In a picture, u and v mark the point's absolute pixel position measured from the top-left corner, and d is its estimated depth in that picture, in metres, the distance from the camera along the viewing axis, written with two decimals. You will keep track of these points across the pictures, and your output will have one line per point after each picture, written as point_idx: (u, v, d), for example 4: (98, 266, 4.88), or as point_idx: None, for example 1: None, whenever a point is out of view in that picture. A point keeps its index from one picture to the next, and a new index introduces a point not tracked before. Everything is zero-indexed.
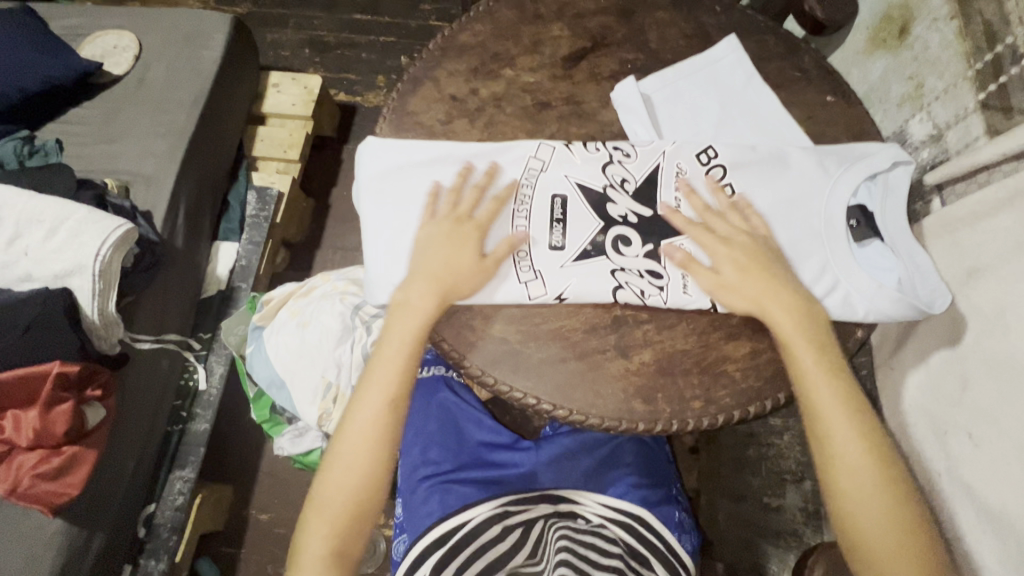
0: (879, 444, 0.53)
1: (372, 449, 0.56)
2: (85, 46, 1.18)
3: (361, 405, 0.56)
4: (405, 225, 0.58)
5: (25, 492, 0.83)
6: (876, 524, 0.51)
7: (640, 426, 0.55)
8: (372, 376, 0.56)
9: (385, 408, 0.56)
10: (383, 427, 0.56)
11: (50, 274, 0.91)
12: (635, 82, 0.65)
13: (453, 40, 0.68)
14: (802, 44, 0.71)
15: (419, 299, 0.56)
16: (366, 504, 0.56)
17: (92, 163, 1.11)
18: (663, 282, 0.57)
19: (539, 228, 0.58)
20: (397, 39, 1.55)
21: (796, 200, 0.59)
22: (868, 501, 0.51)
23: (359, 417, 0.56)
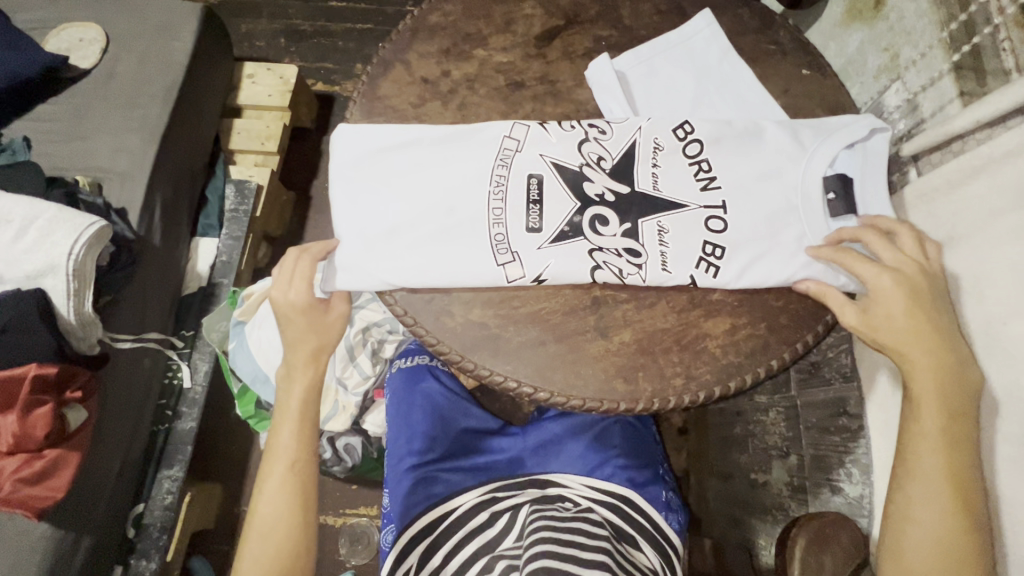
0: (956, 455, 0.52)
1: (289, 506, 0.61)
2: (50, 39, 1.14)
3: (271, 472, 0.62)
4: (377, 210, 0.57)
5: (8, 498, 0.82)
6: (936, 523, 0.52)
7: (621, 406, 0.55)
8: (277, 444, 0.62)
9: (286, 469, 0.62)
10: (295, 485, 0.62)
11: (22, 275, 0.89)
12: (610, 61, 0.64)
13: (423, 21, 0.66)
14: (778, 18, 0.70)
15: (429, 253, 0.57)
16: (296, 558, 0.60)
17: (61, 160, 1.08)
18: (643, 261, 0.57)
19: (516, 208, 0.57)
20: (373, 26, 1.52)
21: (774, 172, 0.59)
22: (930, 499, 0.52)
23: (269, 483, 0.62)
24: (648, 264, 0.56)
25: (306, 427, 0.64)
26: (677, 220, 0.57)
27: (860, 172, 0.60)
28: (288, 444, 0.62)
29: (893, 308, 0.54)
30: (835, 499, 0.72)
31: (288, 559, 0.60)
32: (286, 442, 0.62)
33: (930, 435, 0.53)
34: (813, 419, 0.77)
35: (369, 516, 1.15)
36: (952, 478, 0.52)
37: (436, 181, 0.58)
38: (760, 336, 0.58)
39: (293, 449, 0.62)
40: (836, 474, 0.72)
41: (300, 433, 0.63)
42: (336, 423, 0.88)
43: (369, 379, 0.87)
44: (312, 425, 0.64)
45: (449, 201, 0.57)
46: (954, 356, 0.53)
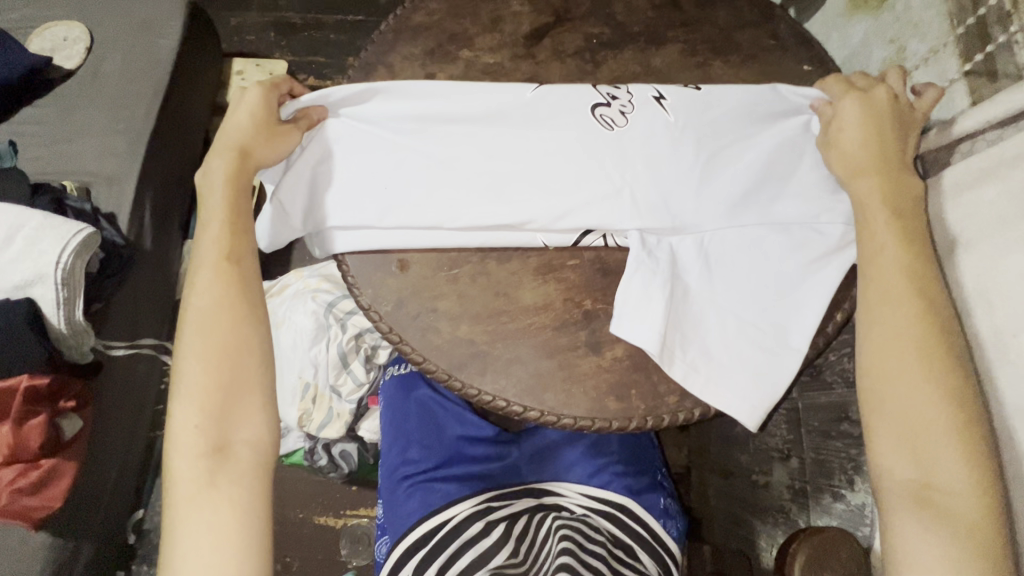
0: (933, 336, 0.50)
1: (222, 363, 0.51)
2: (33, 39, 1.11)
3: (194, 325, 0.52)
4: (366, 215, 0.57)
5: (4, 509, 0.80)
6: (921, 412, 0.49)
7: (614, 425, 0.54)
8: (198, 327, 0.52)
9: (221, 342, 0.52)
10: (227, 339, 0.52)
11: (10, 284, 0.87)
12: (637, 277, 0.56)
13: (407, 21, 0.64)
14: (778, 10, 0.67)
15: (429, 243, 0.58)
16: (229, 425, 0.51)
17: (48, 165, 1.06)
18: (645, 306, 0.55)
19: (515, 141, 0.58)
20: (366, 18, 1.48)
21: (758, 165, 0.58)
22: (903, 379, 0.49)
23: (191, 334, 0.52)
24: (655, 328, 0.54)
25: (232, 303, 0.53)
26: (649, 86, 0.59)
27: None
28: (206, 298, 0.52)
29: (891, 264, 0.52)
30: (837, 505, 0.70)
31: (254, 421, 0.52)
32: (204, 292, 0.53)
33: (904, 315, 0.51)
34: (815, 423, 0.76)
35: (369, 518, 1.15)
36: (930, 354, 0.50)
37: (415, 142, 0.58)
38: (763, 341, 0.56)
39: (212, 303, 0.52)
40: (839, 480, 0.70)
41: (218, 281, 0.53)
42: (331, 431, 0.87)
43: (363, 386, 0.86)
44: (247, 306, 0.54)
45: (436, 186, 0.57)
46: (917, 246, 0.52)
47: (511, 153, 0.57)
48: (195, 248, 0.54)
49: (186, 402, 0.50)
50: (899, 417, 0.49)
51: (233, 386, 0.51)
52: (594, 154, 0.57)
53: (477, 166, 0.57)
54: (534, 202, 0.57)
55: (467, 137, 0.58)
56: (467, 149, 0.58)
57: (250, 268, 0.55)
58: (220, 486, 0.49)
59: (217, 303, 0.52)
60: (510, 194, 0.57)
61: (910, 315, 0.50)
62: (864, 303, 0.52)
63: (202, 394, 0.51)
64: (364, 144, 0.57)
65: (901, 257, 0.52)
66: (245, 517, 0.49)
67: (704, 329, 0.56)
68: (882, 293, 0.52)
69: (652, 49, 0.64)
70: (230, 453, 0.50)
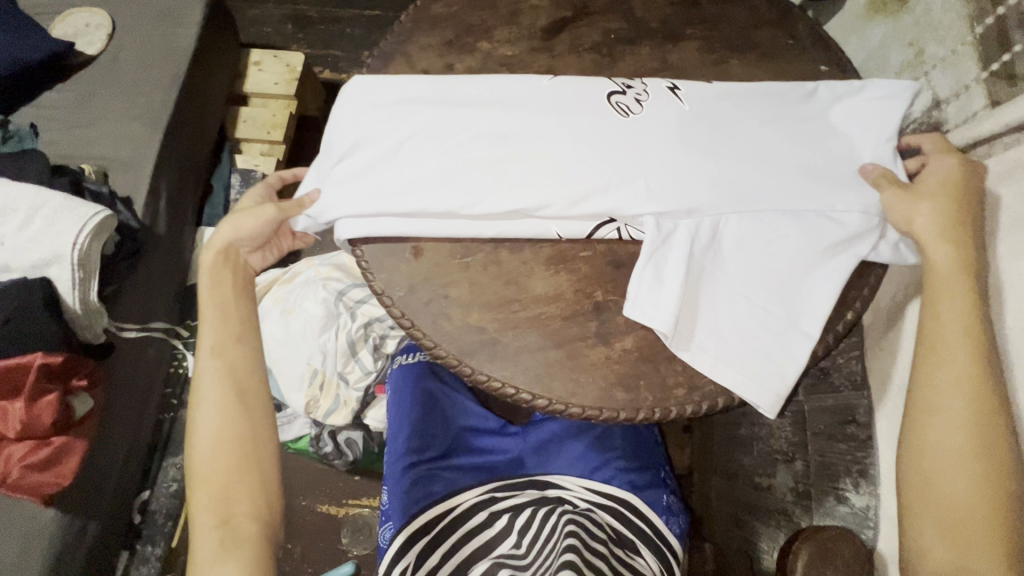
0: (990, 417, 0.51)
1: (229, 445, 0.57)
2: (56, 25, 1.13)
3: (202, 407, 0.58)
4: (381, 191, 0.56)
5: (18, 483, 0.83)
6: (949, 496, 0.51)
7: (621, 415, 0.54)
8: (202, 409, 0.58)
9: (222, 419, 0.58)
10: (230, 420, 0.58)
11: (28, 264, 0.89)
12: (652, 266, 0.55)
13: (426, 12, 0.65)
14: (796, 10, 0.68)
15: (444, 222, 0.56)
16: (235, 504, 0.56)
17: (68, 148, 1.07)
18: (657, 288, 0.55)
19: (535, 124, 0.58)
20: (382, 13, 1.50)
21: (774, 152, 0.59)
22: (942, 468, 0.51)
23: (207, 416, 0.58)
24: (669, 315, 0.54)
25: (231, 383, 0.59)
26: (664, 80, 0.61)
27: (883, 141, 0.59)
28: (213, 383, 0.59)
29: (954, 337, 0.52)
30: (840, 508, 0.71)
31: (254, 488, 0.57)
32: (209, 375, 0.59)
33: (956, 409, 0.51)
34: (820, 426, 0.76)
35: (371, 507, 1.15)
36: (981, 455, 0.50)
37: (435, 115, 0.59)
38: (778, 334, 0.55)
39: (217, 387, 0.59)
40: (843, 483, 0.71)
41: (218, 364, 0.59)
42: (337, 416, 0.88)
43: (370, 373, 0.87)
44: (238, 383, 0.59)
45: (455, 166, 0.57)
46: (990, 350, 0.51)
47: (529, 135, 0.58)
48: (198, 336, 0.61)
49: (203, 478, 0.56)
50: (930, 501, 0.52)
51: (240, 466, 0.57)
52: (613, 138, 0.58)
53: (493, 147, 0.58)
54: (554, 192, 0.56)
55: (489, 117, 0.59)
56: (485, 129, 0.58)
57: (243, 350, 0.61)
58: (229, 551, 0.54)
59: (218, 383, 0.58)
60: (528, 181, 0.57)
61: (965, 411, 0.51)
62: (924, 389, 0.53)
63: (211, 470, 0.57)
64: (392, 124, 0.58)
65: (970, 355, 0.51)
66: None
67: (716, 316, 0.56)
68: (945, 381, 0.52)
69: (669, 45, 0.65)
70: (235, 526, 0.55)
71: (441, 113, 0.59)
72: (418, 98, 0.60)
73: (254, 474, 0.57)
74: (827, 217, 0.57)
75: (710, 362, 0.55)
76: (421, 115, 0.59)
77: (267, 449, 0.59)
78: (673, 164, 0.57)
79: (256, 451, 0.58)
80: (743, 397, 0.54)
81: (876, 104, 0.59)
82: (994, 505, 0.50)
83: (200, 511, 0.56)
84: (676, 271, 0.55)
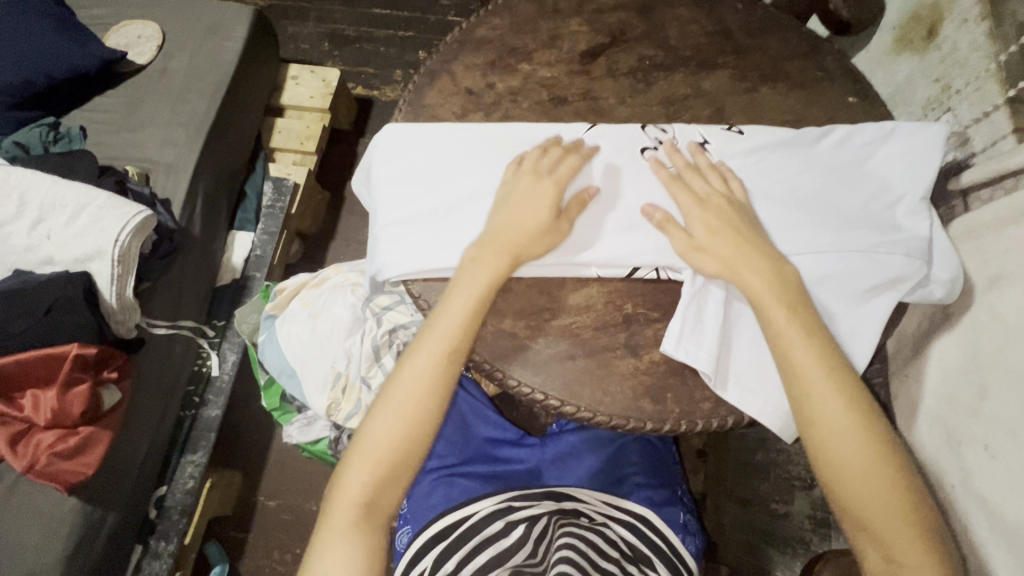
0: (878, 449, 0.51)
1: (395, 453, 0.55)
2: (112, 35, 1.19)
3: (393, 390, 0.56)
4: (433, 231, 0.59)
5: (42, 470, 0.84)
6: (876, 505, 0.50)
7: (648, 425, 0.56)
8: (397, 390, 0.56)
9: (400, 406, 0.55)
10: (413, 432, 0.55)
11: (71, 258, 0.93)
12: (691, 303, 0.57)
13: (471, 34, 0.69)
14: (826, 43, 0.71)
15: (492, 255, 0.56)
16: (386, 507, 0.56)
17: (114, 150, 1.12)
18: (699, 333, 0.56)
19: (577, 165, 0.61)
20: (415, 34, 1.55)
21: (808, 199, 0.60)
22: (857, 474, 0.51)
23: (378, 425, 0.55)
24: (707, 355, 0.55)
25: (447, 363, 0.55)
26: (695, 131, 0.64)
27: (913, 184, 0.60)
28: (408, 396, 0.55)
29: (819, 377, 0.52)
30: None
31: (396, 471, 0.55)
32: (422, 361, 0.55)
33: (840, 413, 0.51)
34: None
35: None
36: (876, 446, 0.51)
37: (475, 154, 0.62)
38: None
39: (415, 402, 0.55)
40: None
41: (433, 380, 0.55)
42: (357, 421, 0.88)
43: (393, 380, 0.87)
44: (449, 375, 0.55)
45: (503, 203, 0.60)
46: (824, 340, 0.53)
47: (569, 175, 0.61)
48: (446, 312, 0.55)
49: (357, 489, 0.55)
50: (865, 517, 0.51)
51: (414, 443, 0.55)
52: (646, 182, 0.60)
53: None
54: (600, 242, 0.58)
55: (528, 164, 0.61)
56: (527, 163, 0.59)
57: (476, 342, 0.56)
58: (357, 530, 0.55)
59: (429, 362, 0.55)
60: (575, 227, 0.59)
61: (840, 407, 0.51)
62: (802, 407, 0.52)
63: (377, 453, 0.55)
64: (435, 163, 0.61)
65: (812, 353, 0.52)
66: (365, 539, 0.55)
67: (765, 359, 0.56)
68: (835, 425, 0.51)
69: (703, 73, 0.68)
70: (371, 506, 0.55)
71: (482, 152, 0.62)
72: (459, 138, 0.62)
73: (400, 461, 0.55)
74: (873, 259, 0.58)
75: (761, 407, 0.55)
76: (462, 154, 0.62)
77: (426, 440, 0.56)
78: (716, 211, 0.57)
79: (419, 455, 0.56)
80: (781, 438, 0.56)
81: (907, 148, 0.61)
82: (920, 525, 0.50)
83: (346, 478, 0.56)
84: (717, 318, 0.56)
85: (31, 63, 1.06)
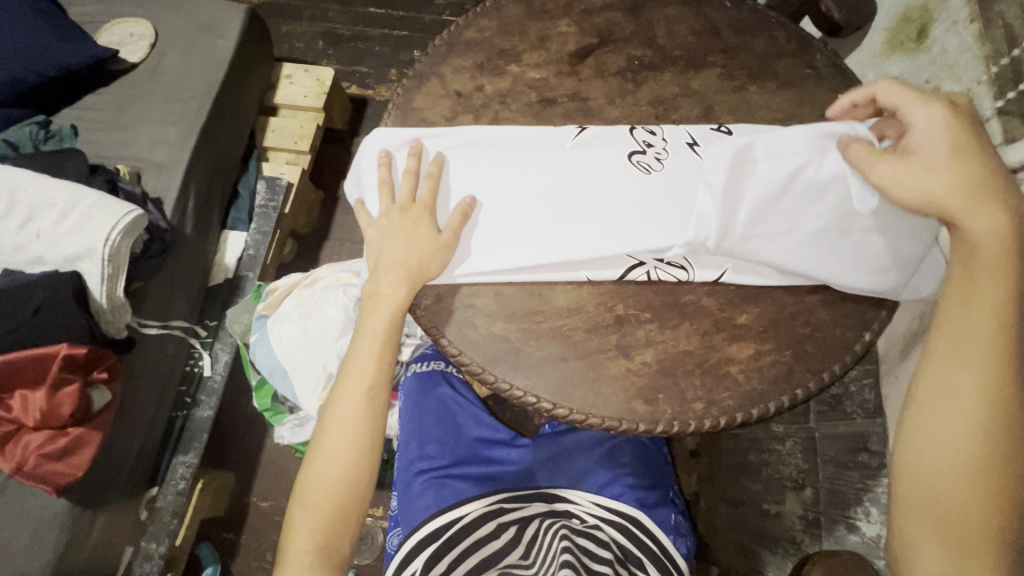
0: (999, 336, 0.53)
1: (337, 499, 0.57)
2: (102, 33, 1.19)
3: (325, 423, 0.58)
4: None
5: (31, 472, 0.83)
6: (967, 397, 0.53)
7: (641, 427, 0.56)
8: (331, 420, 0.58)
9: (346, 429, 0.58)
10: (347, 472, 0.57)
11: (61, 258, 0.92)
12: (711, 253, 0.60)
13: (459, 36, 0.69)
14: (815, 42, 0.71)
15: (390, 286, 0.57)
16: (344, 546, 0.58)
17: (105, 149, 1.11)
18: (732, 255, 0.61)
19: (567, 167, 0.61)
20: (410, 34, 1.55)
21: (792, 204, 0.60)
22: (958, 381, 0.54)
23: (312, 479, 0.58)
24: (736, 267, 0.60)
25: (377, 378, 0.59)
26: (684, 132, 0.63)
27: None
28: (337, 440, 0.58)
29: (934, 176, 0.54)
30: (851, 538, 0.72)
31: (340, 491, 0.57)
32: (350, 385, 0.58)
33: (962, 392, 0.54)
34: (832, 453, 0.77)
35: (375, 516, 1.14)
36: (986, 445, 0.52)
37: (469, 156, 0.61)
38: (785, 364, 0.59)
39: (345, 447, 0.58)
40: (854, 511, 0.72)
41: (363, 416, 0.58)
42: None
43: None
44: (376, 389, 0.59)
45: (495, 205, 0.60)
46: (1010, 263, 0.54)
47: (560, 177, 0.61)
48: (357, 345, 0.58)
49: (305, 528, 0.56)
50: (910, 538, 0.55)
51: (356, 453, 0.58)
52: (633, 187, 0.60)
53: (531, 192, 0.60)
54: (592, 245, 0.59)
55: (519, 166, 0.61)
56: (401, 195, 0.59)
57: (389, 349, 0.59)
58: (322, 558, 0.56)
59: (358, 389, 0.58)
60: (567, 232, 0.59)
61: (965, 388, 0.54)
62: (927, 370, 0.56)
63: (320, 486, 0.57)
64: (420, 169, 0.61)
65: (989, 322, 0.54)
66: (327, 557, 0.56)
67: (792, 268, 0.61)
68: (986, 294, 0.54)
69: (691, 72, 0.68)
70: (328, 529, 0.57)
71: (468, 155, 0.62)
72: (446, 142, 0.62)
73: (348, 475, 0.57)
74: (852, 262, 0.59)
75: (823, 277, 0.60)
76: (450, 158, 0.61)
77: (366, 446, 0.58)
78: (971, 138, 0.55)
79: (360, 491, 0.58)
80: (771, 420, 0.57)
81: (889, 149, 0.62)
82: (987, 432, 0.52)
83: (296, 516, 0.57)
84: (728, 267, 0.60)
85: (18, 60, 1.05)
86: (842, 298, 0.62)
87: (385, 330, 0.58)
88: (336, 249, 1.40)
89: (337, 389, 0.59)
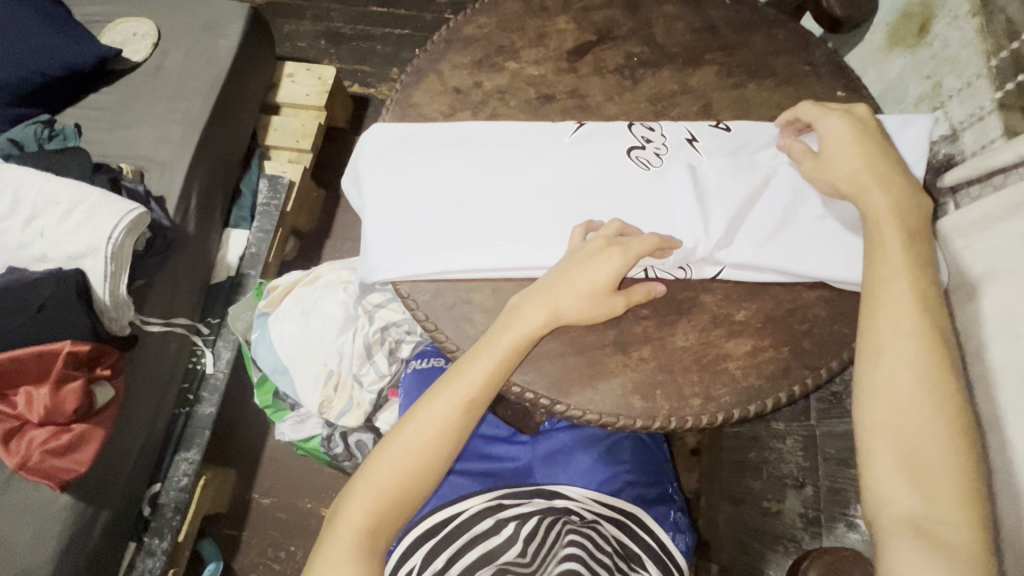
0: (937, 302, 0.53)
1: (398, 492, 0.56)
2: (106, 33, 1.19)
3: (413, 420, 0.57)
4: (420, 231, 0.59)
5: (34, 468, 0.84)
6: (911, 360, 0.51)
7: (638, 423, 0.56)
8: (420, 419, 0.57)
9: (437, 436, 0.56)
10: (420, 465, 0.56)
11: (64, 255, 0.93)
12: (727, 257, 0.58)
13: (458, 32, 0.69)
14: (815, 39, 0.71)
15: (535, 310, 0.55)
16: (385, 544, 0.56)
17: (108, 147, 1.12)
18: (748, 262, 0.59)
19: (566, 163, 0.61)
20: (412, 32, 1.55)
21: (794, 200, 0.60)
22: (902, 336, 0.52)
23: (383, 464, 0.56)
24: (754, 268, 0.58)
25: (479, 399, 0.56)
26: (682, 128, 0.63)
27: None
28: (418, 439, 0.56)
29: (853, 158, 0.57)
30: (850, 535, 0.72)
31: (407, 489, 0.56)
32: (447, 396, 0.56)
33: (906, 325, 0.52)
34: (832, 451, 0.77)
35: None
36: (929, 369, 0.51)
37: (468, 151, 0.62)
38: (783, 360, 0.59)
39: (427, 449, 0.56)
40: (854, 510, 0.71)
41: (452, 427, 0.56)
42: (350, 418, 0.90)
43: (384, 377, 0.90)
44: (474, 408, 0.56)
45: (495, 199, 0.60)
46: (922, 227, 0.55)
47: (558, 174, 0.61)
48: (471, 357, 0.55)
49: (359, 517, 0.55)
50: (879, 494, 0.50)
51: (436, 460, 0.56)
52: (632, 183, 0.60)
53: (530, 188, 0.60)
54: None
55: (518, 162, 0.61)
56: None
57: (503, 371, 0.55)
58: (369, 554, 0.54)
59: (456, 401, 0.55)
60: (566, 228, 0.59)
61: (914, 351, 0.51)
62: (872, 292, 0.54)
63: (390, 480, 0.56)
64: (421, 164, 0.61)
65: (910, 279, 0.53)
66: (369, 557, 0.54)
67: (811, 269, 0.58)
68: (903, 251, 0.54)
69: (690, 69, 0.68)
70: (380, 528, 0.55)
71: (470, 150, 0.62)
72: (446, 138, 0.62)
73: (424, 477, 0.56)
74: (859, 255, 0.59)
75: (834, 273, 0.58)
76: (451, 154, 0.62)
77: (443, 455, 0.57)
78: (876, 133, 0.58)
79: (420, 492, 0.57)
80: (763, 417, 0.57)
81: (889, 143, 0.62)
82: (931, 386, 0.50)
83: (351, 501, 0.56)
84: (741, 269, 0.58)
85: (23, 60, 1.06)
86: (841, 294, 0.62)
87: (516, 349, 0.54)
88: (338, 248, 1.41)
89: (432, 393, 0.57)
